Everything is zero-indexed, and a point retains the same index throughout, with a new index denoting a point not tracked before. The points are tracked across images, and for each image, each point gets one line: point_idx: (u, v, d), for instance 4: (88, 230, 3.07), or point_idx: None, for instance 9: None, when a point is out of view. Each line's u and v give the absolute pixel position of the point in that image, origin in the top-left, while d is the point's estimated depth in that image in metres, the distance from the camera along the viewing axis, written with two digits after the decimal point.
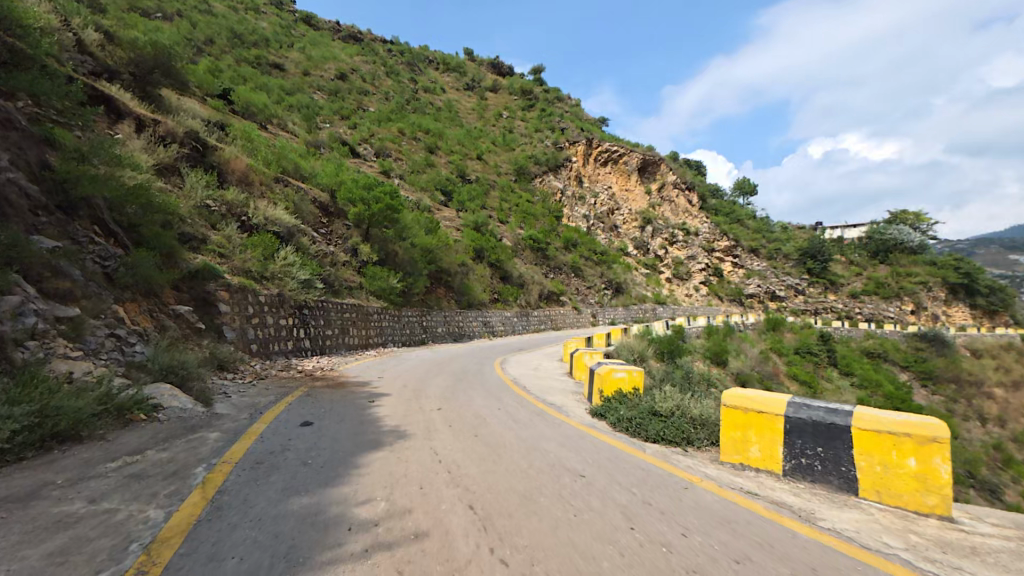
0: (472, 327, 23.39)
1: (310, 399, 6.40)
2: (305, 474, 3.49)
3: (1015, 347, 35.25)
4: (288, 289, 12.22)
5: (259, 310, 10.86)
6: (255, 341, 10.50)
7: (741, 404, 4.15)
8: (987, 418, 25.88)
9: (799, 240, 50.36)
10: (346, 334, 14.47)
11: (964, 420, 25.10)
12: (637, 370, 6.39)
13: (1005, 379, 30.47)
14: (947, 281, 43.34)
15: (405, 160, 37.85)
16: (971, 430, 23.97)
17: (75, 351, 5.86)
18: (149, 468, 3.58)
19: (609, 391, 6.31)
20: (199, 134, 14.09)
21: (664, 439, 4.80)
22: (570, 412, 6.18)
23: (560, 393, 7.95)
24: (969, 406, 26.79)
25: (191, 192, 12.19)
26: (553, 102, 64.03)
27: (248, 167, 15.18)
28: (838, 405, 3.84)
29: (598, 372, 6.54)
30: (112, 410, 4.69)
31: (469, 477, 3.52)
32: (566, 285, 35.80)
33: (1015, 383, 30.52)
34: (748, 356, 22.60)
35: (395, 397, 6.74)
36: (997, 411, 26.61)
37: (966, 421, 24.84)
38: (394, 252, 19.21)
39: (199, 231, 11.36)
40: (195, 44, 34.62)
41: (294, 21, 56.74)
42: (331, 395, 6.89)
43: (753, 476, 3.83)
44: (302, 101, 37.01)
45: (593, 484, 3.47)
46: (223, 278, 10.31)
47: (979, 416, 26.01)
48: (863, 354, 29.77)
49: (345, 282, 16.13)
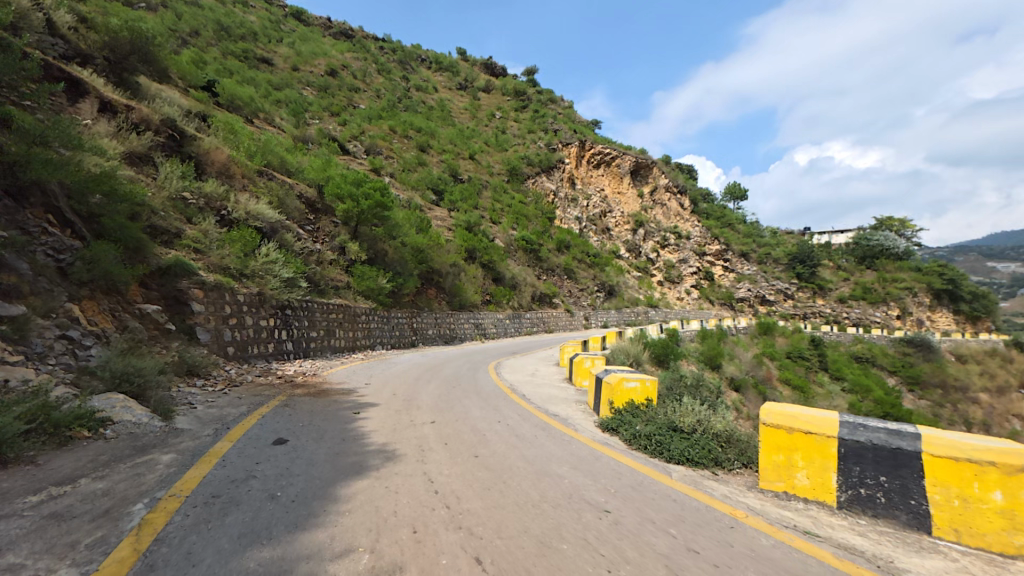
0: (464, 330, 22.77)
1: (288, 411, 5.73)
2: (270, 513, 2.84)
3: (1000, 352, 35.67)
4: (270, 288, 11.46)
5: (237, 311, 10.11)
6: (231, 344, 9.74)
7: (784, 423, 3.61)
8: (972, 421, 26.02)
9: (788, 245, 50.62)
10: (332, 336, 13.75)
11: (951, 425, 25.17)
12: (652, 379, 5.80)
13: (990, 384, 30.72)
14: (932, 287, 43.90)
15: (396, 158, 37.03)
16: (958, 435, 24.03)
17: (14, 355, 5.12)
18: (76, 506, 2.89)
19: (619, 402, 5.72)
20: (176, 122, 13.28)
21: (689, 460, 4.21)
22: (578, 426, 5.59)
23: (562, 403, 7.35)
24: (955, 410, 26.90)
25: (166, 182, 11.35)
26: (546, 104, 63.65)
27: (230, 158, 14.33)
28: (898, 426, 3.33)
29: (608, 381, 5.96)
30: (46, 428, 3.97)
31: (473, 514, 2.91)
32: (559, 287, 35.22)
33: (1000, 388, 30.78)
34: (741, 361, 22.30)
35: (383, 408, 6.08)
36: (982, 416, 26.76)
37: (952, 426, 24.93)
38: (384, 251, 18.49)
39: (173, 224, 10.55)
40: (179, 36, 33.45)
41: (284, 16, 55.58)
42: (312, 405, 6.20)
43: (805, 510, 3.28)
44: (291, 97, 36.00)
45: (621, 523, 2.87)
46: (198, 275, 9.53)
47: (965, 421, 26.14)
48: (852, 359, 29.65)
49: (332, 282, 15.37)
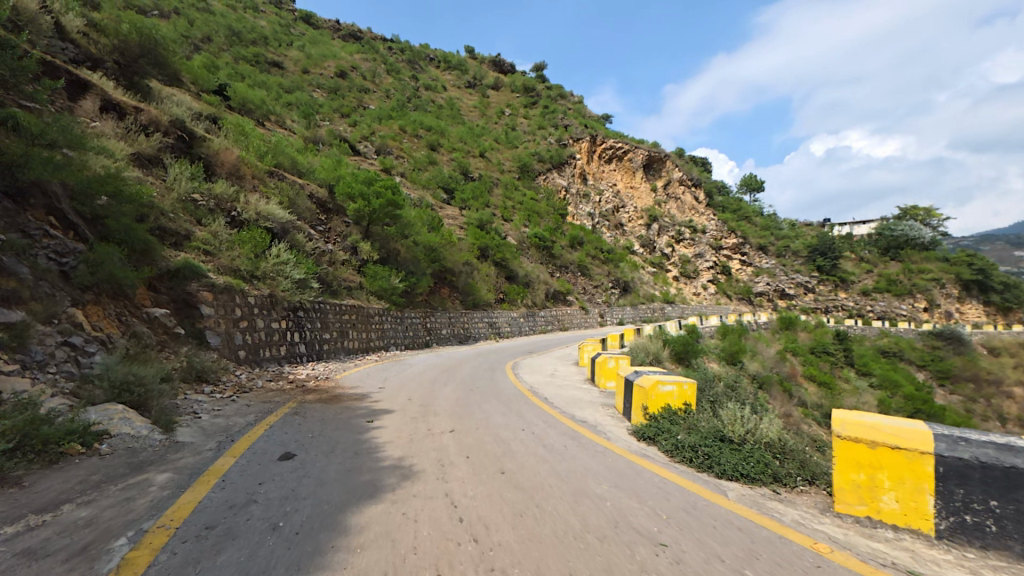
0: (478, 329, 22.41)
1: (299, 419, 5.36)
2: (270, 549, 2.43)
3: None
4: (281, 289, 11.18)
5: (248, 314, 9.87)
6: (243, 347, 9.49)
7: (865, 436, 3.12)
8: (1008, 418, 24.75)
9: (807, 237, 49.20)
10: (345, 337, 13.49)
11: (985, 421, 23.99)
12: (689, 382, 5.31)
13: None
14: (961, 278, 42.26)
15: (407, 158, 36.84)
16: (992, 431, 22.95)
17: (10, 365, 4.85)
18: (51, 541, 2.52)
19: (654, 408, 5.22)
20: (185, 123, 13.13)
21: (743, 476, 3.73)
22: (610, 434, 5.08)
23: (588, 407, 6.88)
24: (989, 406, 25.68)
25: (174, 184, 11.16)
26: (556, 99, 62.89)
27: (240, 159, 14.13)
28: (1007, 439, 2.83)
29: (641, 384, 5.47)
30: (34, 445, 3.65)
31: (506, 550, 2.46)
32: (573, 284, 34.65)
33: None
34: (763, 357, 21.52)
35: (399, 415, 5.67)
36: (1018, 411, 25.50)
37: (986, 422, 23.86)
38: (397, 250, 18.24)
39: (183, 226, 10.34)
40: (191, 41, 33.73)
41: (293, 20, 55.88)
42: (323, 412, 5.81)
43: (900, 543, 2.79)
44: (301, 99, 36.05)
45: (684, 561, 2.40)
46: (207, 277, 9.30)
47: (1000, 417, 25.00)
48: (879, 353, 28.49)
49: (344, 282, 15.11)
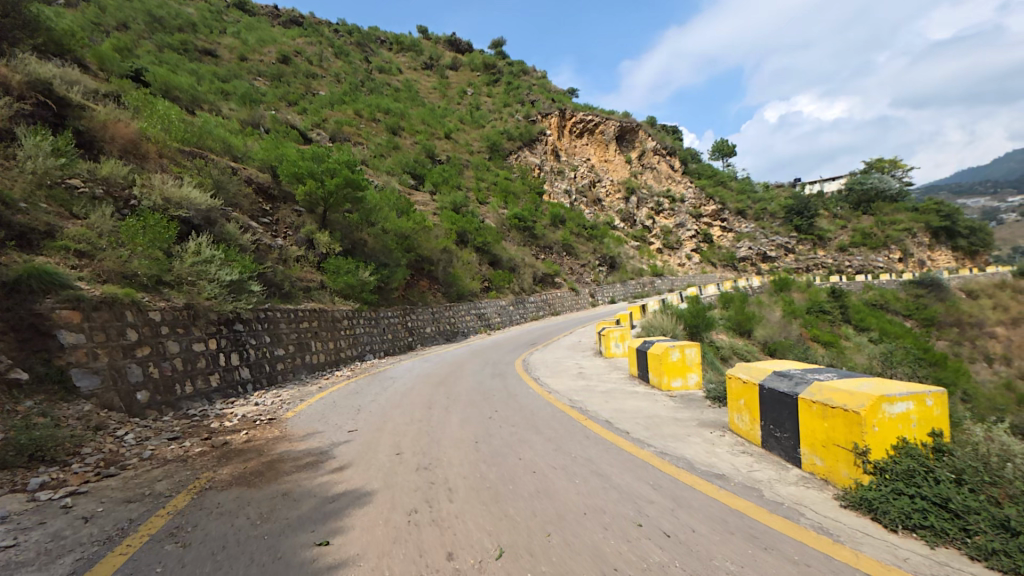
0: (466, 323, 19.67)
1: (171, 557, 2.54)
2: None
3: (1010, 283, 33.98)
4: (203, 298, 8.03)
5: (151, 336, 6.85)
6: (144, 388, 6.49)
7: None
8: (993, 357, 23.59)
9: (782, 198, 48.25)
10: (305, 352, 10.50)
11: (974, 364, 22.69)
12: (932, 391, 2.81)
13: (1004, 317, 28.60)
14: (930, 226, 42.38)
15: (365, 144, 33.30)
16: (980, 372, 21.83)
17: None
18: None
19: (881, 451, 2.70)
20: (51, 84, 9.74)
21: None
22: (823, 522, 2.47)
23: (690, 433, 4.27)
24: (975, 347, 24.52)
25: (27, 161, 7.97)
26: (519, 75, 59.43)
27: (140, 133, 10.75)
28: None
29: (833, 402, 2.95)
30: None
31: None
32: (559, 266, 32.10)
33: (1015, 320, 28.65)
34: (771, 324, 19.48)
35: (381, 512, 2.91)
36: (1003, 350, 24.45)
37: (973, 363, 22.66)
38: (362, 241, 15.25)
39: (41, 219, 7.25)
40: (101, 28, 28.82)
41: (226, 5, 50.03)
42: (232, 520, 2.97)
43: None
44: (239, 87, 31.45)
45: None
46: (74, 287, 6.28)
47: (985, 356, 23.73)
48: (868, 306, 26.53)
49: (300, 282, 12.09)
